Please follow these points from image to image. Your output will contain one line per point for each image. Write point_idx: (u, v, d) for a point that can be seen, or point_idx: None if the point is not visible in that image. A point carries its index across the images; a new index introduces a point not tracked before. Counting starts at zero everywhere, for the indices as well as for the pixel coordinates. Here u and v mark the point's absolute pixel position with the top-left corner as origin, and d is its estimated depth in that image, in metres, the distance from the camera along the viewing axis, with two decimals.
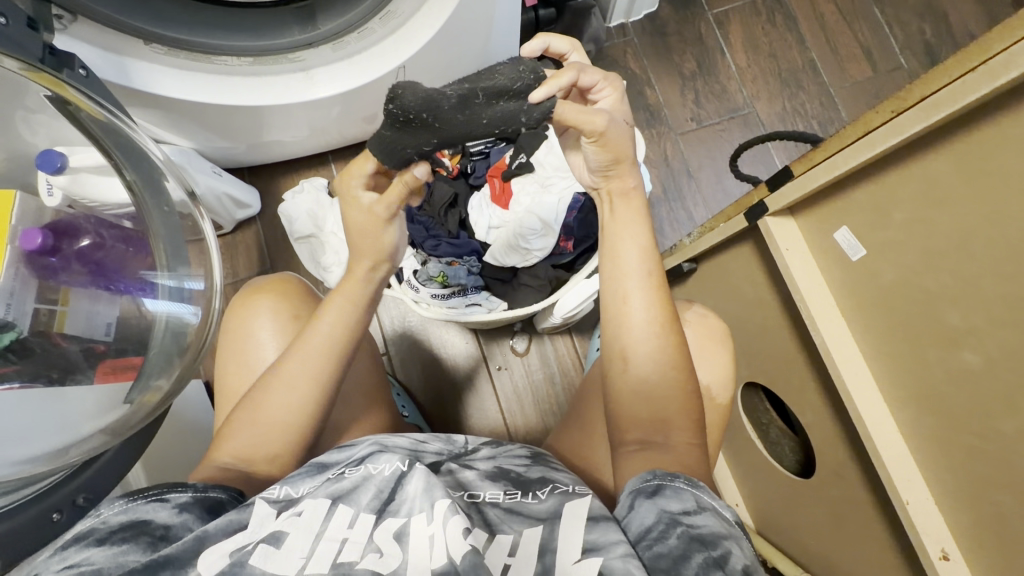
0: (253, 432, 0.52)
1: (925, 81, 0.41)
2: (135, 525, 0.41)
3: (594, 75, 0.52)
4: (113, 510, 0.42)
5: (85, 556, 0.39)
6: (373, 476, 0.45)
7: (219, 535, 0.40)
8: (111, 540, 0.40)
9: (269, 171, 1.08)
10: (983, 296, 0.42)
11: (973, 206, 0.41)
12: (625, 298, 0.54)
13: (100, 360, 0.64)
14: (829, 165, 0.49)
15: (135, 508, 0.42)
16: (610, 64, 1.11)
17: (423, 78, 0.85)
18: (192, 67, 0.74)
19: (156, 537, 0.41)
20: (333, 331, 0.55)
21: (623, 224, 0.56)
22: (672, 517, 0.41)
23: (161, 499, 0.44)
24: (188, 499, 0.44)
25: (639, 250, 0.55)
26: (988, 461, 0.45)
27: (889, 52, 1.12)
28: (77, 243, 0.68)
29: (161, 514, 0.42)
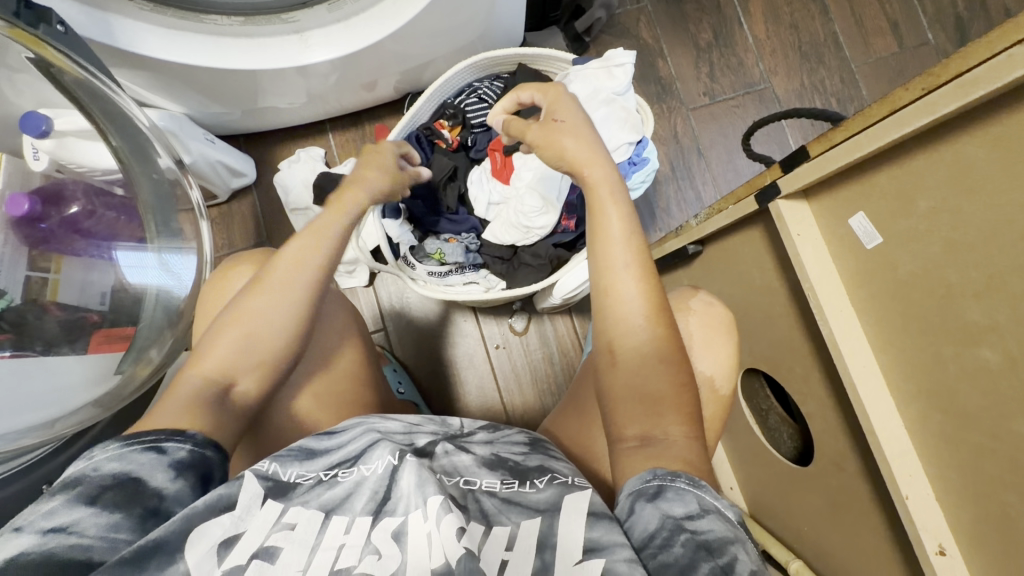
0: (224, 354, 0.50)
1: (964, 55, 0.37)
2: (128, 485, 0.39)
3: (527, 92, 0.66)
4: (106, 454, 0.40)
5: (75, 519, 0.37)
6: (365, 481, 0.43)
7: (209, 514, 0.39)
8: (102, 502, 0.38)
9: (264, 139, 1.05)
10: (1015, 298, 0.39)
11: (1003, 198, 0.38)
12: (612, 290, 0.52)
13: (93, 330, 0.63)
14: (847, 146, 0.47)
15: (131, 459, 0.40)
16: (621, 33, 1.06)
17: (424, 43, 0.81)
18: (180, 26, 0.70)
19: (147, 509, 0.39)
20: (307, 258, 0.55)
21: (601, 208, 0.55)
22: (676, 522, 0.39)
23: (158, 450, 0.42)
24: (184, 457, 0.42)
25: (621, 228, 0.54)
26: (998, 462, 0.43)
27: (917, 26, 1.06)
28: (65, 211, 0.65)
29: (155, 478, 0.40)
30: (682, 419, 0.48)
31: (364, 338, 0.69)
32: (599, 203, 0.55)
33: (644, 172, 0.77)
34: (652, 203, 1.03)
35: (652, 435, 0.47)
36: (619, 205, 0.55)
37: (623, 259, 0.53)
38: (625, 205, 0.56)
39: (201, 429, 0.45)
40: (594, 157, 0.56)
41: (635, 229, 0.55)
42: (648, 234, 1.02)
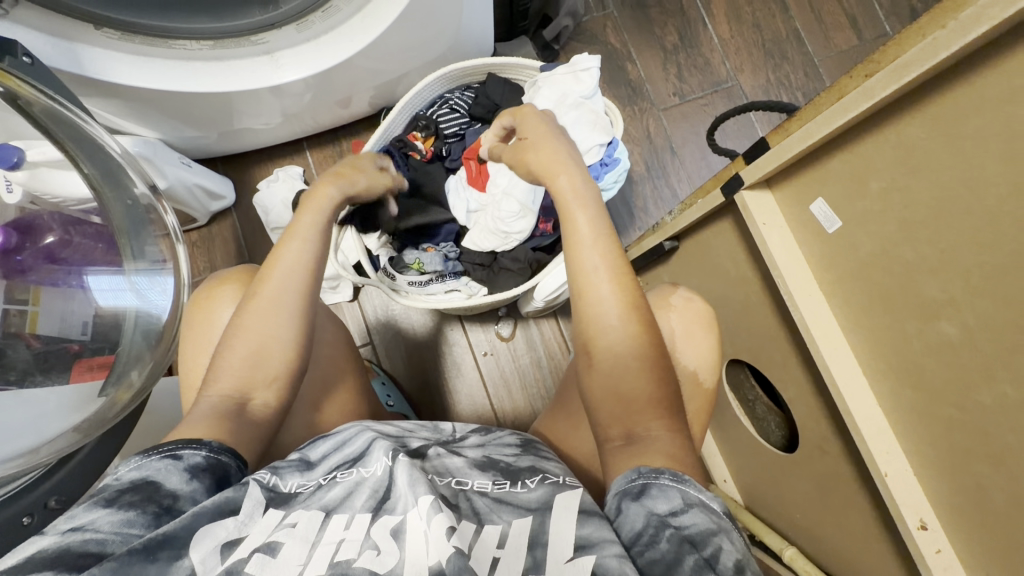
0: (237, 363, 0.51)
1: (900, 41, 0.39)
2: (145, 486, 0.40)
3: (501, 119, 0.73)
4: (128, 466, 0.42)
5: (93, 518, 0.38)
6: (364, 480, 0.44)
7: (214, 513, 0.39)
8: (120, 502, 0.39)
9: (242, 161, 1.05)
10: (969, 269, 0.40)
11: (953, 171, 0.39)
12: (584, 294, 0.53)
13: (76, 360, 0.62)
14: (800, 134, 0.48)
15: (149, 464, 0.42)
16: (590, 39, 1.08)
17: (395, 58, 0.83)
18: (150, 52, 0.71)
19: (162, 508, 0.40)
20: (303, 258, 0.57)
21: (570, 214, 0.57)
22: (661, 519, 0.40)
23: (174, 457, 0.43)
24: (200, 461, 0.43)
25: (591, 231, 0.55)
26: (967, 433, 0.44)
27: (875, 19, 1.10)
28: (42, 241, 0.65)
29: (171, 480, 0.41)
30: (663, 413, 0.49)
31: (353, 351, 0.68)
32: (567, 209, 0.57)
33: (616, 172, 0.78)
34: (630, 203, 1.04)
35: (635, 431, 0.48)
36: (586, 210, 0.57)
37: (593, 262, 0.54)
38: (592, 206, 0.57)
39: (218, 438, 0.46)
40: (558, 166, 0.59)
41: (603, 228, 0.56)
42: (627, 232, 1.03)
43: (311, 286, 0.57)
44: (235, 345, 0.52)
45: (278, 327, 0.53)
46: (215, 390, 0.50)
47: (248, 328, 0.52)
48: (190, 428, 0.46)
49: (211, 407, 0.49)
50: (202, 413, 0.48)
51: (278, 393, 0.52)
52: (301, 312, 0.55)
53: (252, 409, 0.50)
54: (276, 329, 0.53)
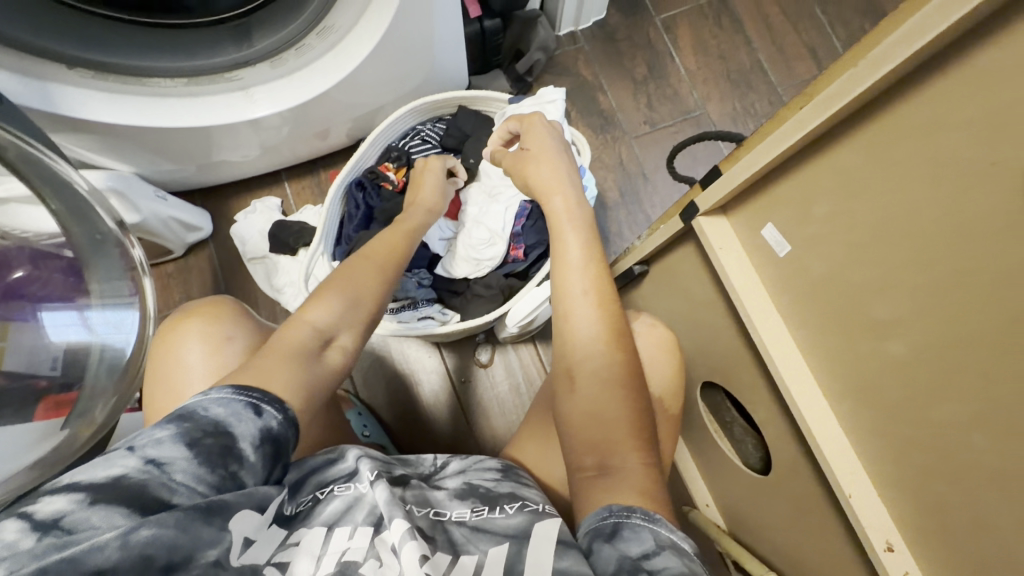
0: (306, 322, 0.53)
1: (826, 77, 0.41)
2: (227, 436, 0.40)
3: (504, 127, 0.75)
4: (220, 398, 0.42)
5: (174, 456, 0.38)
6: (363, 496, 0.45)
7: (252, 500, 0.40)
8: (201, 444, 0.39)
9: (220, 192, 1.06)
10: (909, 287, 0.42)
11: (888, 194, 0.41)
12: (568, 315, 0.54)
13: (44, 397, 0.61)
14: (747, 162, 0.50)
15: (238, 412, 0.41)
16: (562, 72, 1.12)
17: (370, 93, 0.86)
18: (123, 90, 0.72)
19: (230, 470, 0.39)
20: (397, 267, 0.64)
21: (562, 231, 0.59)
22: (634, 563, 0.38)
23: (257, 410, 0.43)
24: (276, 425, 0.43)
25: (580, 248, 0.58)
26: (921, 451, 0.45)
27: (833, 50, 1.15)
28: (9, 275, 0.65)
29: (246, 436, 0.41)
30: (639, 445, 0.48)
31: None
32: (561, 225, 0.60)
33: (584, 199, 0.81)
34: (604, 228, 1.06)
35: (607, 461, 0.47)
36: (578, 228, 0.60)
37: (580, 286, 0.55)
38: (589, 231, 0.60)
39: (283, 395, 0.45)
40: (554, 188, 0.62)
41: (595, 250, 0.58)
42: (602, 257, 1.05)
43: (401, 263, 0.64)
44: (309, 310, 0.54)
45: (373, 286, 0.59)
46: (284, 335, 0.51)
47: (334, 284, 0.57)
48: (286, 353, 0.48)
49: (303, 337, 0.51)
50: (295, 339, 0.51)
51: (355, 343, 0.55)
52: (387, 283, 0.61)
53: (332, 353, 0.52)
54: (367, 289, 0.58)
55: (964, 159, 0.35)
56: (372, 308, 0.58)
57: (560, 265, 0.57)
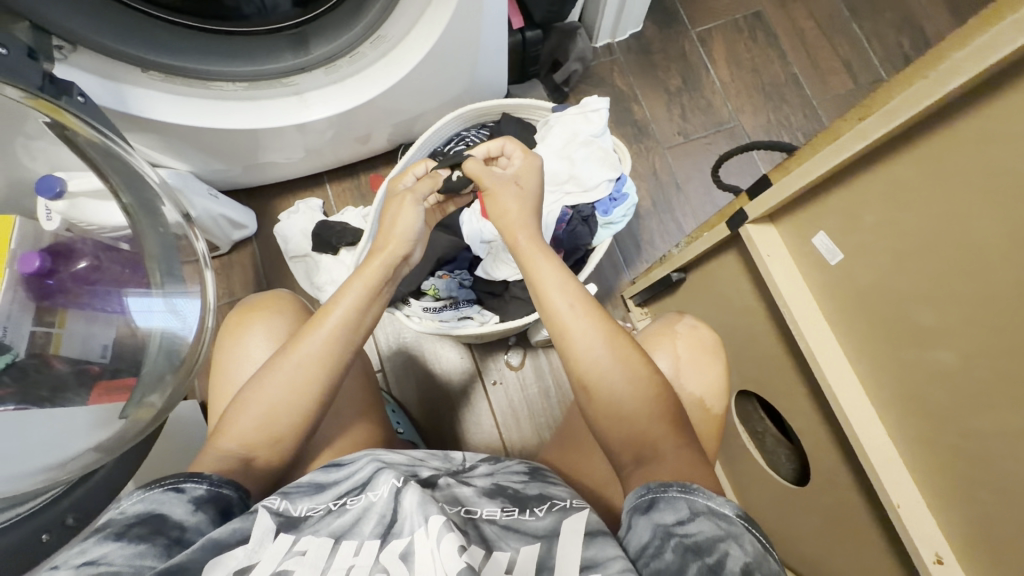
0: (255, 419, 0.52)
1: (887, 89, 0.42)
2: (152, 520, 0.41)
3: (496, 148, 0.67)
4: (131, 500, 0.43)
5: (104, 552, 0.38)
6: (373, 505, 0.44)
7: (227, 544, 0.40)
8: (129, 535, 0.40)
9: (263, 192, 1.10)
10: (970, 287, 0.41)
11: (950, 198, 0.41)
12: (565, 334, 0.53)
13: (94, 380, 0.64)
14: (798, 174, 0.51)
15: (159, 499, 0.43)
16: (597, 82, 1.14)
17: (415, 100, 0.89)
18: (189, 92, 0.76)
19: (171, 539, 0.41)
20: (349, 319, 0.56)
21: (534, 263, 0.57)
22: (666, 529, 0.40)
23: (177, 490, 0.44)
24: (203, 493, 0.45)
25: (561, 287, 0.55)
26: (973, 464, 0.45)
27: (869, 64, 1.16)
28: (74, 266, 0.68)
29: (177, 511, 0.42)
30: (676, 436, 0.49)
31: (369, 377, 0.70)
32: (530, 263, 0.57)
33: (624, 207, 0.82)
34: (636, 235, 1.07)
35: (643, 455, 0.48)
36: (557, 274, 0.56)
37: (565, 304, 0.54)
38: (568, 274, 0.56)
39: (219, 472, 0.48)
40: (520, 226, 0.60)
41: (567, 274, 0.56)
42: (634, 265, 1.06)
43: (336, 348, 0.55)
44: (252, 396, 0.53)
45: (281, 387, 0.53)
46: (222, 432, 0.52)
47: (256, 389, 0.53)
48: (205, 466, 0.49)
49: (217, 459, 0.50)
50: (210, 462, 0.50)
51: (282, 453, 0.53)
52: (316, 373, 0.54)
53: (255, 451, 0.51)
54: (276, 392, 0.52)
55: (1020, 172, 0.36)
56: (291, 410, 0.53)
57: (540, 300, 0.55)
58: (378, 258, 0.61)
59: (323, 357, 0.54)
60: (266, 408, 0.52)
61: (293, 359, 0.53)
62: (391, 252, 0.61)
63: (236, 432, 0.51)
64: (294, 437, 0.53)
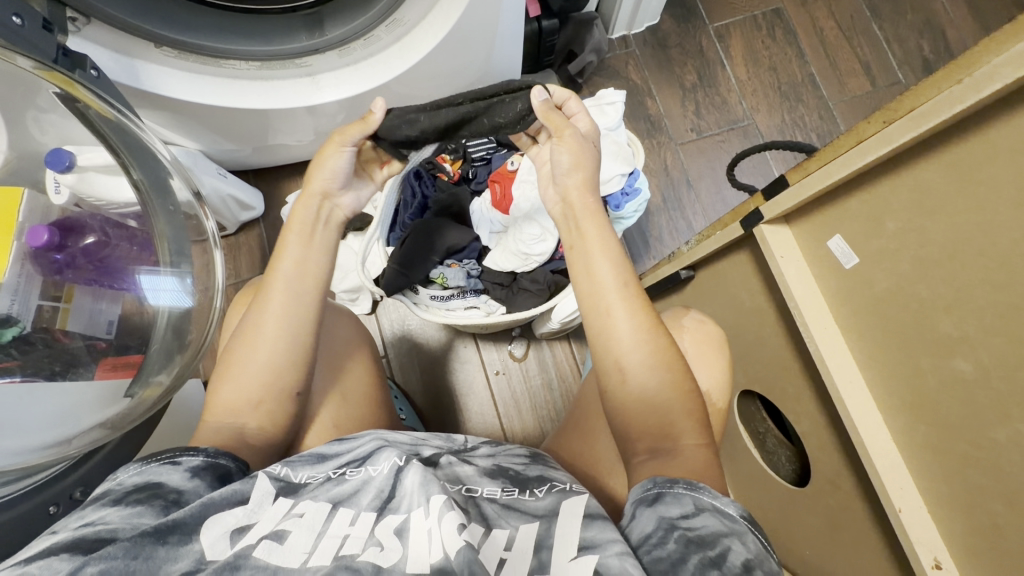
0: (233, 385, 0.52)
1: (914, 94, 0.42)
2: (150, 486, 0.41)
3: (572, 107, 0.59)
4: (127, 473, 0.42)
5: (102, 514, 0.38)
6: (372, 479, 0.44)
7: (224, 504, 0.40)
8: (126, 501, 0.39)
9: (272, 173, 1.09)
10: (992, 292, 0.41)
11: (981, 203, 0.40)
12: (609, 313, 0.53)
13: (104, 355, 0.64)
14: (817, 176, 0.51)
15: (156, 470, 0.42)
16: (612, 75, 1.13)
17: (428, 86, 0.88)
18: (201, 70, 0.75)
19: (169, 501, 0.40)
20: (301, 269, 0.56)
21: (587, 238, 0.56)
22: (671, 522, 0.39)
23: (173, 462, 0.44)
24: (199, 463, 0.44)
25: (611, 264, 0.54)
26: (982, 470, 0.45)
27: (888, 67, 1.14)
28: (82, 241, 0.67)
29: (173, 478, 0.42)
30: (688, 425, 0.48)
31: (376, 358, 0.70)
32: (581, 234, 0.56)
33: (637, 202, 0.82)
34: (645, 231, 1.07)
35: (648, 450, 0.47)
36: (609, 250, 0.55)
37: (611, 277, 0.54)
38: (613, 247, 0.55)
39: (216, 447, 0.48)
40: (587, 185, 0.58)
41: (612, 244, 0.55)
42: (642, 261, 1.06)
43: (294, 300, 0.55)
44: (227, 369, 0.53)
45: (258, 353, 0.53)
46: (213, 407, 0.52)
47: (234, 358, 0.53)
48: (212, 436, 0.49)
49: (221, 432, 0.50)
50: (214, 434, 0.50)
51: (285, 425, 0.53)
52: (281, 327, 0.54)
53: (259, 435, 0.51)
54: (253, 359, 0.53)
55: None
56: (268, 375, 0.53)
57: (585, 274, 0.55)
58: (306, 202, 0.57)
59: (283, 309, 0.54)
60: (259, 374, 0.53)
61: (260, 319, 0.54)
62: (309, 192, 0.57)
63: (231, 406, 0.52)
64: (280, 404, 0.53)
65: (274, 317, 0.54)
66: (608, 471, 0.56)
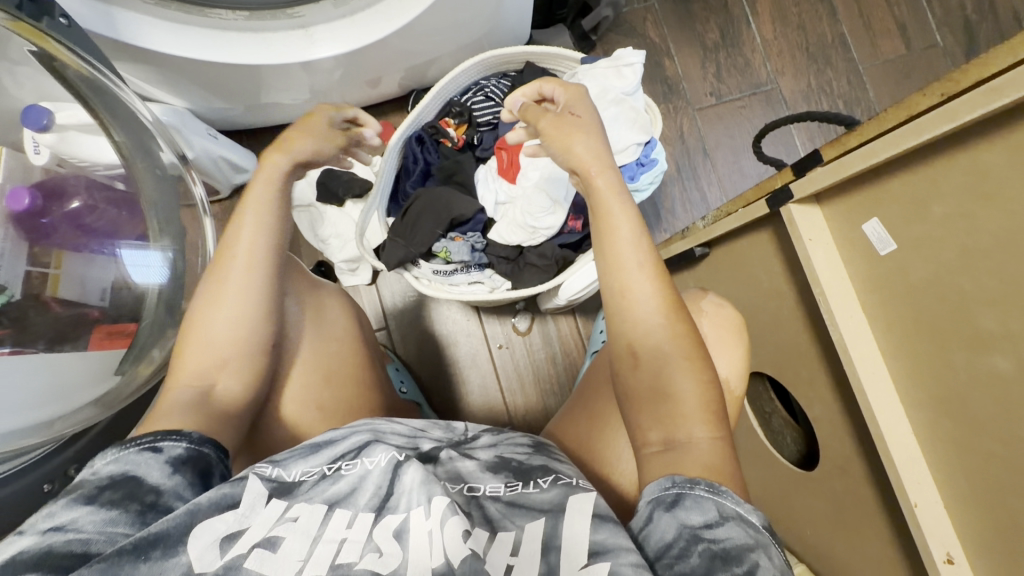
0: (198, 351, 0.50)
1: (984, 61, 0.37)
2: (125, 483, 0.38)
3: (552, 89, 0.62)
4: (104, 459, 0.40)
5: (73, 517, 0.36)
6: (368, 474, 0.42)
7: (212, 510, 0.38)
8: (100, 501, 0.37)
9: (266, 134, 1.04)
10: None
11: None
12: (623, 291, 0.50)
13: (96, 327, 0.62)
14: (855, 156, 0.47)
15: (132, 459, 0.40)
16: (628, 32, 1.05)
17: (431, 41, 0.81)
18: (183, 19, 0.68)
19: (145, 505, 0.38)
20: (257, 222, 0.55)
21: (610, 216, 0.52)
22: (694, 532, 0.37)
23: (154, 449, 0.41)
24: (181, 453, 0.42)
25: (630, 238, 0.52)
26: (1009, 470, 0.43)
27: (925, 28, 1.06)
28: (67, 206, 0.63)
29: (152, 475, 0.39)
30: (706, 418, 0.45)
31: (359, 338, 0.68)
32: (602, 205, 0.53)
33: (652, 173, 0.76)
34: (658, 203, 1.02)
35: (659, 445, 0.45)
36: (629, 217, 0.53)
37: (635, 259, 0.51)
38: (639, 220, 0.53)
39: (200, 429, 0.45)
40: (601, 162, 0.54)
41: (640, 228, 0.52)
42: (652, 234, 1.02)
43: (259, 258, 0.54)
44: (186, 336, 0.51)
45: (223, 319, 0.51)
46: (187, 380, 0.49)
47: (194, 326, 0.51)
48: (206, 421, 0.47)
49: (215, 414, 0.48)
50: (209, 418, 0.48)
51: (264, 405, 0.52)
52: (254, 291, 0.53)
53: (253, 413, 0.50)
54: (222, 326, 0.51)
55: None
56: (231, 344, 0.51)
57: (607, 245, 0.52)
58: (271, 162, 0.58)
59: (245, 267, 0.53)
60: (233, 352, 0.51)
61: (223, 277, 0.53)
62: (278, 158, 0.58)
63: (225, 389, 0.50)
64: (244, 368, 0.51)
65: (240, 283, 0.52)
66: (615, 458, 0.55)
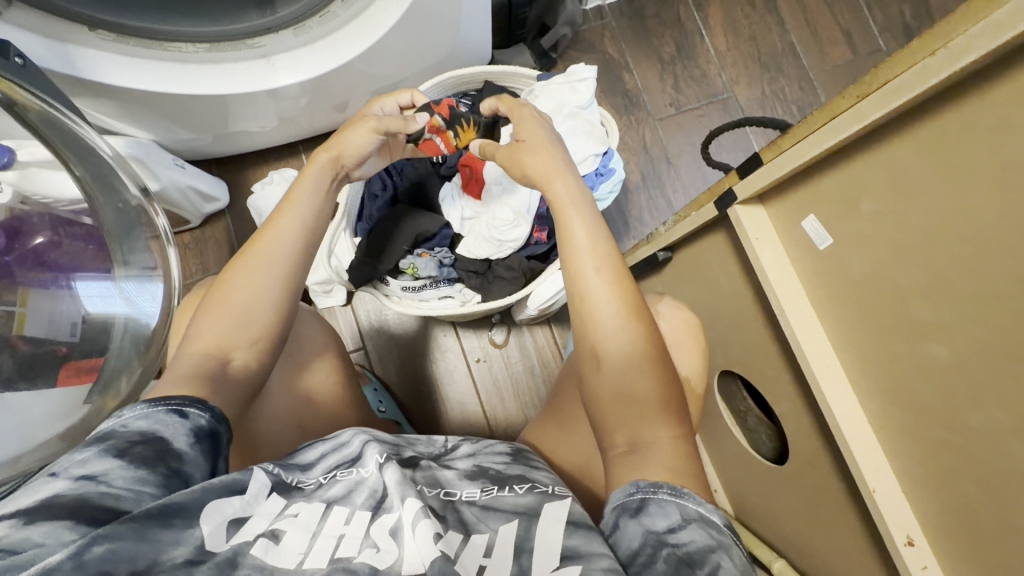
0: (219, 322, 0.49)
1: (890, 64, 0.40)
2: (154, 442, 0.39)
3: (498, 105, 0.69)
4: (133, 413, 0.41)
5: (105, 469, 0.36)
6: (365, 479, 0.42)
7: (223, 490, 0.38)
8: (131, 457, 0.37)
9: (237, 162, 1.05)
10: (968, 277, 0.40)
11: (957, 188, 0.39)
12: (584, 296, 0.51)
13: (64, 364, 0.62)
14: (793, 151, 0.49)
15: (159, 418, 0.40)
16: (588, 48, 1.09)
17: (393, 66, 0.83)
18: (144, 55, 0.70)
19: (171, 469, 0.38)
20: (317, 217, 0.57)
21: (569, 227, 0.54)
22: (658, 538, 0.38)
23: (181, 413, 0.41)
24: (204, 424, 0.42)
25: (587, 231, 0.54)
26: (955, 453, 0.45)
27: (869, 34, 1.11)
28: (32, 241, 0.64)
29: (178, 439, 0.40)
30: (667, 418, 0.46)
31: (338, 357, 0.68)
32: (563, 221, 0.55)
33: (611, 182, 0.79)
34: (625, 212, 1.05)
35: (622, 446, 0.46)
36: (583, 213, 0.55)
37: (591, 265, 0.52)
38: (602, 224, 0.55)
39: None
40: (553, 169, 0.58)
41: (602, 238, 0.54)
42: (622, 242, 1.04)
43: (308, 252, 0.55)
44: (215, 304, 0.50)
45: (263, 291, 0.51)
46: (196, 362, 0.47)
47: (217, 300, 0.50)
48: None
49: None
50: None
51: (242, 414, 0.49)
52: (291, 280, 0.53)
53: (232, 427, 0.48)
54: (257, 302, 0.50)
55: None
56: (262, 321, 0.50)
57: (563, 236, 0.55)
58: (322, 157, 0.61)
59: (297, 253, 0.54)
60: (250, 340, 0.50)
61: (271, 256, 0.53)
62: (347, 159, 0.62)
63: None
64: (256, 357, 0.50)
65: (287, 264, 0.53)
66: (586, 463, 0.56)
